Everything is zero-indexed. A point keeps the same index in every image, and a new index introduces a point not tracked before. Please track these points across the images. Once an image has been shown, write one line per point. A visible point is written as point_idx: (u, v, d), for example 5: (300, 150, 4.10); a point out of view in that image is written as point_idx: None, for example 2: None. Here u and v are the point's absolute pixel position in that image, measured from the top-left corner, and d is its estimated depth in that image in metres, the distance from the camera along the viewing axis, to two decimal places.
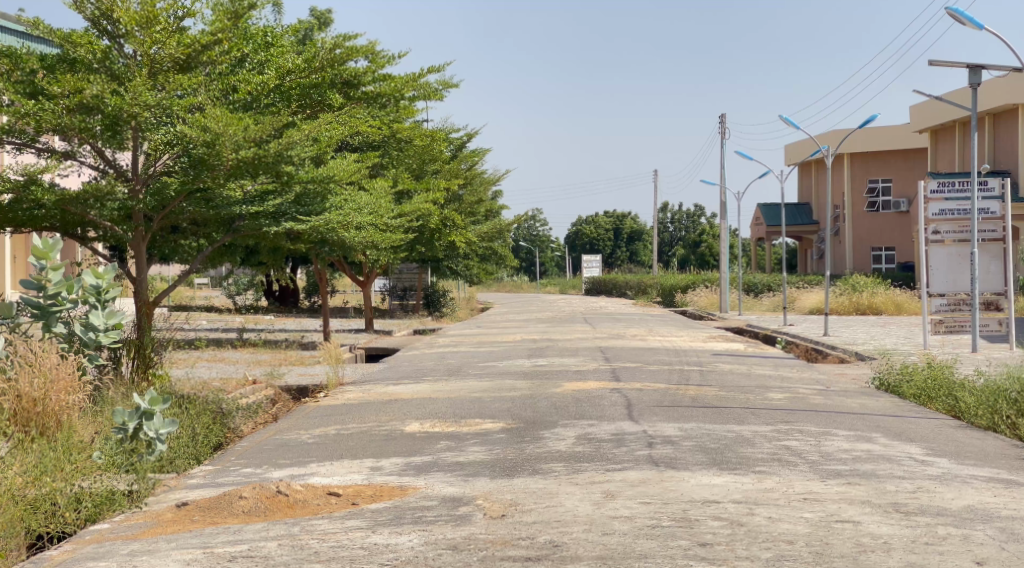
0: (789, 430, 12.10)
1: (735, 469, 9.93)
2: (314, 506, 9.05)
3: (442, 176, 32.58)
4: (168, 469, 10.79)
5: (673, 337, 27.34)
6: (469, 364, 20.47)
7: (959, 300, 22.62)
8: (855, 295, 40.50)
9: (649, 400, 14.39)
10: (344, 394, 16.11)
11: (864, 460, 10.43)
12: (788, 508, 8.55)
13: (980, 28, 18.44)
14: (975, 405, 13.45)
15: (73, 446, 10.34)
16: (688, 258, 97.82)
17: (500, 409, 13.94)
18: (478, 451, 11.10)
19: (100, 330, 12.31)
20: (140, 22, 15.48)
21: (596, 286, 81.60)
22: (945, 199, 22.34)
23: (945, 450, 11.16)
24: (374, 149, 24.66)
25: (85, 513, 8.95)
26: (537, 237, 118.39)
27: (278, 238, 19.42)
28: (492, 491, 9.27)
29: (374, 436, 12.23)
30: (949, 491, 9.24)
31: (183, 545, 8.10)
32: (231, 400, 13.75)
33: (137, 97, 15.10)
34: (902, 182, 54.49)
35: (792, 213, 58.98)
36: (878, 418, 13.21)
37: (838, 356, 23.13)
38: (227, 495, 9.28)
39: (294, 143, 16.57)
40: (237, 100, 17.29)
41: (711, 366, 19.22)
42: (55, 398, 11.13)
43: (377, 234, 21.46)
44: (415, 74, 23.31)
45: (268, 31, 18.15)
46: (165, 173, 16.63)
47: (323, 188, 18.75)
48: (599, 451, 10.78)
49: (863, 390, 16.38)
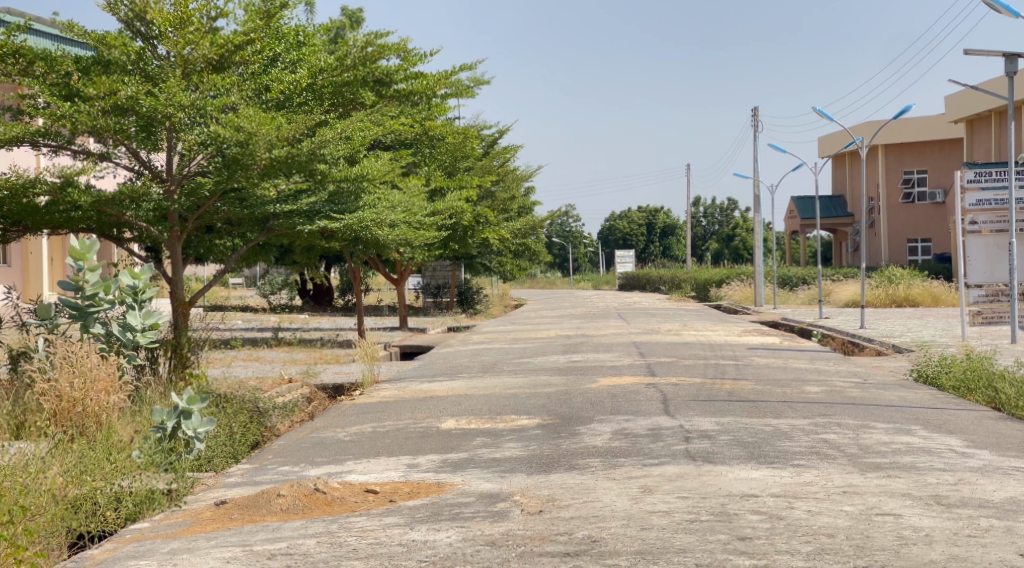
0: (827, 423, 12.01)
1: (774, 463, 9.85)
2: (352, 504, 9.07)
3: (474, 173, 32.57)
4: (207, 468, 10.87)
5: (710, 331, 27.22)
6: (505, 360, 20.47)
7: (996, 291, 22.31)
8: (892, 286, 40.11)
9: (685, 394, 14.36)
10: (380, 392, 16.14)
11: (904, 453, 10.33)
12: (827, 502, 8.48)
13: (1016, 17, 18.21)
14: (1015, 397, 13.30)
15: (113, 445, 10.42)
16: (722, 251, 97.66)
17: (535, 405, 13.93)
18: (515, 447, 11.08)
19: (138, 330, 12.45)
20: (174, 22, 15.60)
21: (629, 281, 81.26)
22: (982, 189, 22.15)
23: (986, 442, 11.03)
24: (405, 147, 24.77)
25: (124, 512, 9.01)
26: (569, 233, 118.68)
27: (313, 237, 19.49)
28: (529, 487, 9.24)
29: (410, 434, 12.24)
30: (991, 483, 9.14)
31: (222, 543, 8.13)
32: (267, 399, 13.82)
33: (171, 98, 15.29)
34: (938, 173, 54.11)
35: (826, 205, 58.65)
36: (917, 411, 13.09)
37: (876, 349, 22.96)
38: (266, 492, 9.32)
39: (327, 142, 16.66)
40: (270, 100, 17.33)
41: (747, 360, 19.07)
42: (95, 398, 11.24)
43: (410, 230, 21.48)
44: (447, 72, 23.38)
45: (300, 30, 18.20)
46: (199, 173, 16.75)
47: (357, 186, 18.83)
48: (636, 446, 10.75)
49: (901, 382, 16.28)
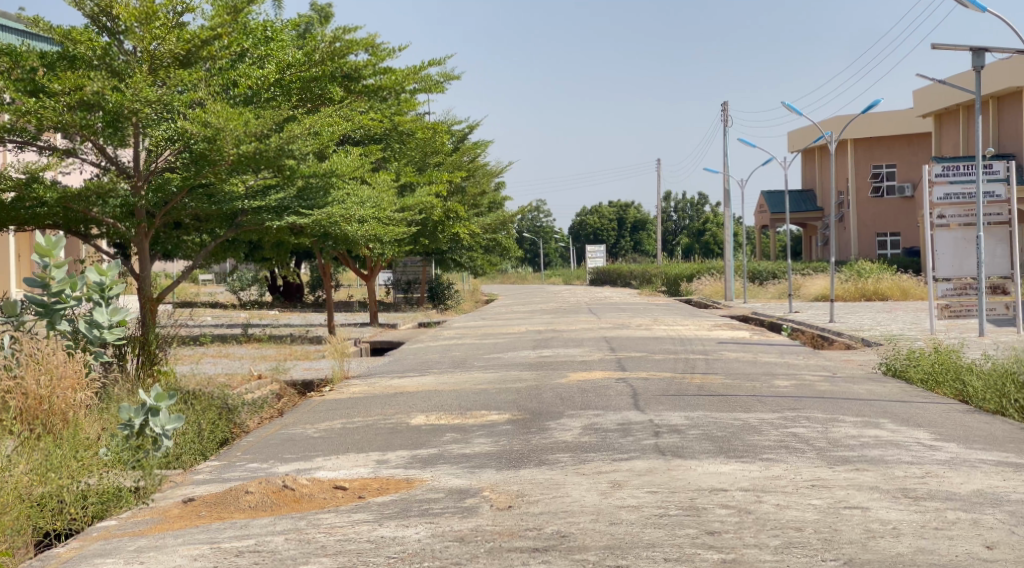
0: (796, 417, 12.07)
1: (743, 457, 9.88)
2: (320, 500, 9.02)
3: (445, 168, 32.54)
4: (175, 465, 10.78)
5: (679, 326, 27.30)
6: (475, 356, 20.44)
7: (965, 284, 22.45)
8: (861, 281, 40.38)
9: (655, 388, 14.39)
10: (350, 388, 16.09)
11: (872, 446, 10.40)
12: (796, 495, 8.51)
13: (982, 11, 18.35)
14: (982, 390, 13.41)
15: (79, 443, 10.34)
16: (692, 246, 98.02)
17: (505, 400, 13.91)
18: (485, 443, 11.06)
19: (105, 327, 12.33)
20: (139, 17, 15.40)
21: (600, 275, 81.41)
22: (950, 182, 22.30)
23: (953, 435, 11.11)
24: (375, 143, 24.73)
25: (92, 510, 8.93)
26: (540, 228, 118.80)
27: (281, 232, 19.35)
28: (498, 483, 9.22)
29: (379, 430, 12.20)
30: (958, 475, 9.20)
31: (190, 541, 8.06)
32: (236, 396, 13.76)
33: (138, 93, 15.10)
34: (907, 167, 54.50)
35: (795, 200, 58.95)
36: (885, 404, 13.17)
37: (845, 342, 23.10)
38: (233, 490, 9.26)
39: (295, 137, 16.56)
40: (237, 95, 17.26)
41: (717, 354, 19.12)
42: (62, 396, 11.10)
43: (380, 227, 21.40)
44: (415, 67, 23.33)
45: (268, 25, 18.09)
46: (167, 169, 16.62)
47: (326, 181, 18.70)
48: (606, 441, 10.75)
49: (869, 375, 16.40)
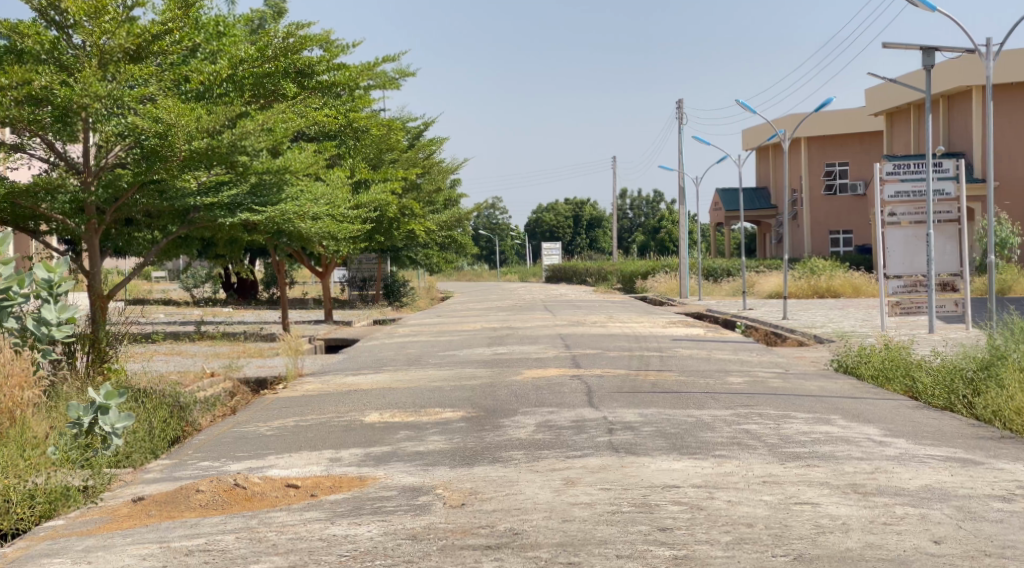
0: (748, 413, 12.15)
1: (695, 454, 9.92)
2: (273, 499, 8.96)
3: (400, 165, 32.43)
4: (124, 464, 10.67)
5: (634, 323, 27.41)
6: (430, 353, 20.40)
7: (916, 281, 22.73)
8: (814, 278, 40.74)
9: (609, 385, 14.43)
10: (303, 386, 15.99)
11: (822, 442, 10.48)
12: (747, 491, 8.56)
13: (932, 11, 18.55)
14: (931, 386, 13.59)
15: (27, 441, 10.20)
16: (648, 244, 98.40)
17: (459, 398, 13.89)
18: (438, 440, 11.04)
19: (53, 323, 12.16)
20: (89, 12, 15.19)
21: (556, 273, 81.51)
22: (900, 181, 22.58)
23: (902, 431, 11.23)
24: (329, 139, 24.60)
25: (39, 508, 8.82)
26: (496, 225, 118.77)
27: (235, 229, 19.22)
28: (451, 480, 9.21)
29: (333, 427, 12.14)
30: (906, 471, 9.30)
31: (139, 540, 7.98)
32: (188, 394, 13.65)
33: (87, 88, 14.80)
34: (859, 166, 55.17)
35: (749, 198, 59.36)
36: (836, 400, 13.29)
37: (798, 339, 23.29)
38: (184, 489, 9.19)
39: (249, 134, 16.41)
40: (188, 90, 17.11)
41: (671, 351, 19.21)
42: (10, 393, 10.92)
43: (335, 224, 21.30)
44: (370, 63, 23.23)
45: (221, 21, 17.99)
46: (117, 164, 16.45)
47: (280, 177, 18.56)
48: (560, 438, 10.76)
49: (822, 372, 16.53)
